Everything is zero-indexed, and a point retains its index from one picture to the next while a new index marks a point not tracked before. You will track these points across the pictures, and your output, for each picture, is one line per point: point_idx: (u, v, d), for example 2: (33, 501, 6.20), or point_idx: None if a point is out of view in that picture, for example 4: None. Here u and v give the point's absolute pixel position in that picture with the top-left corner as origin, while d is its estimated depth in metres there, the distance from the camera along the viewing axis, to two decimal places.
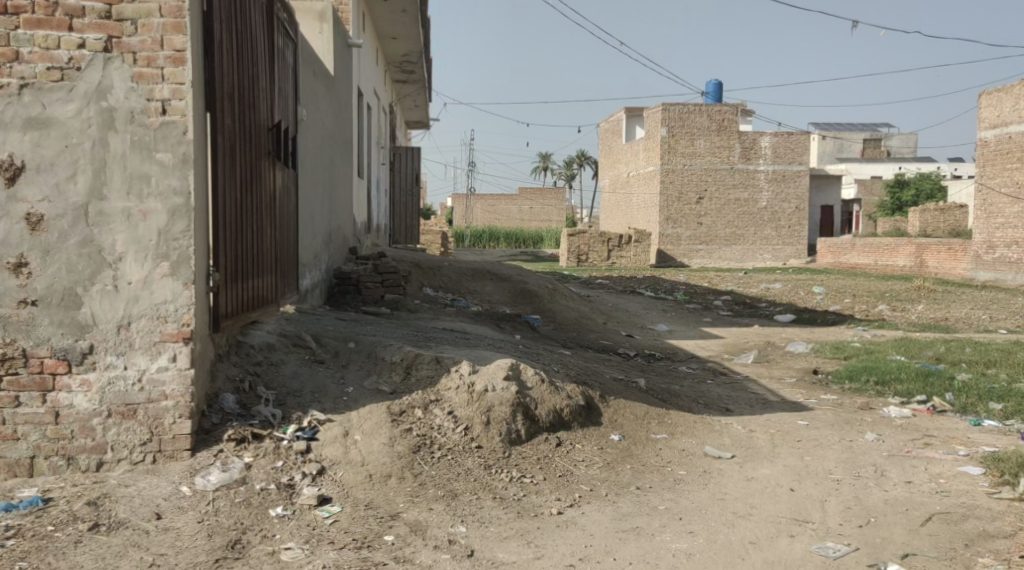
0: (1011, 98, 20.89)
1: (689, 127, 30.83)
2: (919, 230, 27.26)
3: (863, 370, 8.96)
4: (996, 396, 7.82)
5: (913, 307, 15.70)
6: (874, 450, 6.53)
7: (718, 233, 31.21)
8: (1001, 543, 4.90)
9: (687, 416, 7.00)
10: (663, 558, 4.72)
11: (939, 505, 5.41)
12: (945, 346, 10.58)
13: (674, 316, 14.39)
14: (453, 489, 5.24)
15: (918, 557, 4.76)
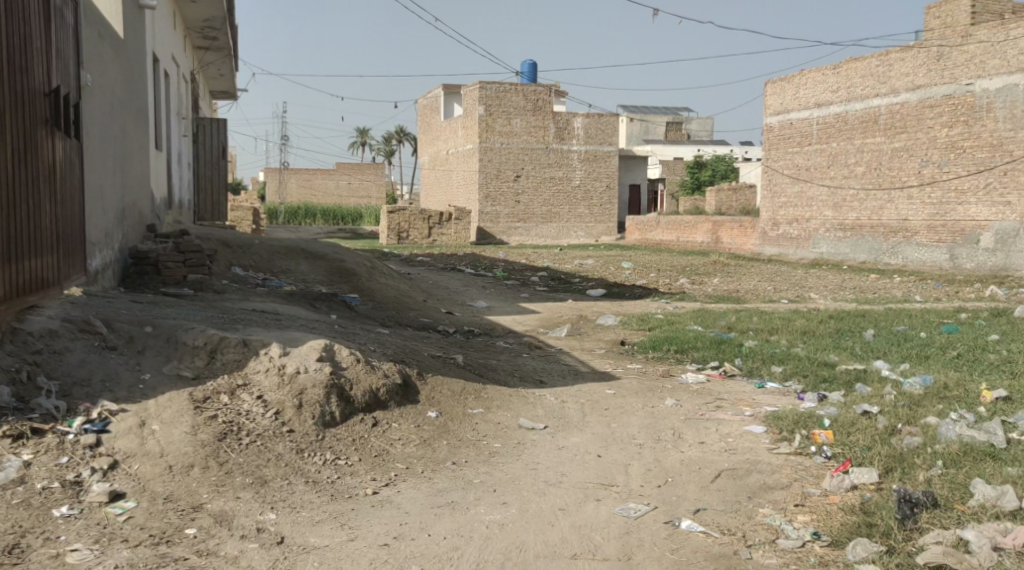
0: (791, 87, 22.44)
1: (505, 106, 31.17)
2: (716, 208, 28.91)
3: (664, 341, 9.44)
4: (777, 360, 8.47)
5: (710, 280, 16.66)
6: (673, 414, 6.90)
7: (534, 210, 31.87)
8: (779, 494, 5.32)
9: (503, 390, 7.14)
10: (476, 530, 4.79)
11: (727, 462, 5.81)
12: (735, 316, 11.30)
13: (492, 293, 14.57)
14: (262, 475, 5.09)
15: (707, 512, 5.08)
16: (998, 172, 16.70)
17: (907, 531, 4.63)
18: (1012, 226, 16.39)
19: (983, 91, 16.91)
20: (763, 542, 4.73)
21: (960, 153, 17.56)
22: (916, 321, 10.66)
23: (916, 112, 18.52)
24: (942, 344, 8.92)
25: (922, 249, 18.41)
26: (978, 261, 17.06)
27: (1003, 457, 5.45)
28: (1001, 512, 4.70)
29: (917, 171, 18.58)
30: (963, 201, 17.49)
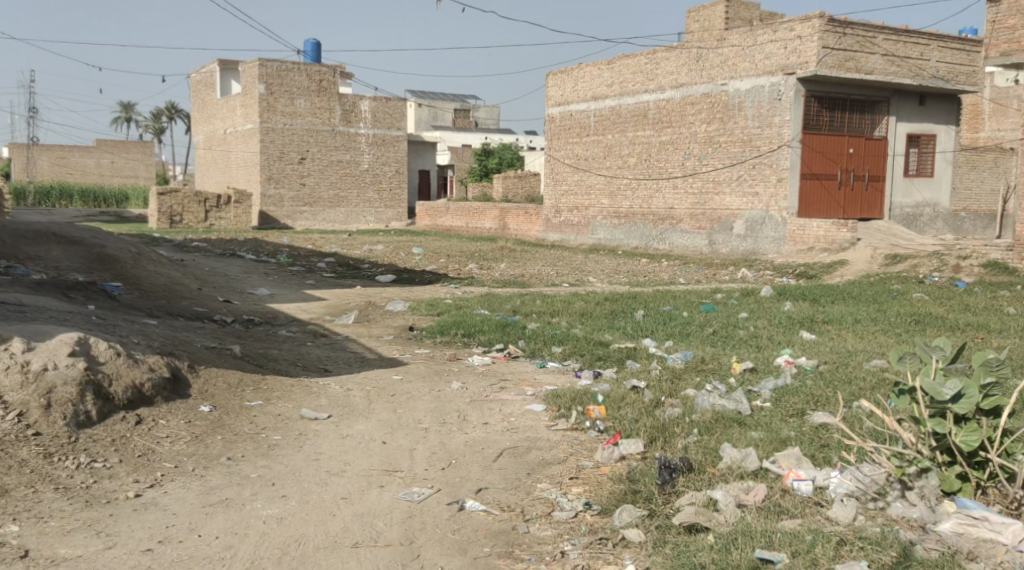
0: (571, 79, 23.26)
1: (288, 86, 30.07)
2: (502, 194, 29.48)
3: (451, 325, 9.51)
4: (558, 340, 8.76)
5: (497, 265, 16.98)
6: (458, 397, 6.96)
7: (321, 194, 31.09)
8: (555, 469, 5.49)
9: (283, 380, 6.91)
10: (252, 527, 4.60)
11: (509, 441, 5.93)
12: (521, 300, 11.59)
13: (275, 279, 14.06)
14: (3, 485, 4.63)
15: (489, 490, 5.15)
16: (748, 165, 18.12)
17: (667, 494, 4.94)
18: (759, 214, 17.89)
19: (736, 91, 18.26)
20: (540, 515, 4.84)
21: (717, 147, 18.87)
22: (680, 302, 11.40)
23: (679, 108, 19.71)
24: (702, 322, 9.59)
25: (685, 236, 19.74)
26: (734, 246, 18.50)
27: (749, 423, 5.96)
28: (744, 472, 5.13)
29: (681, 163, 19.79)
30: (720, 192, 18.80)
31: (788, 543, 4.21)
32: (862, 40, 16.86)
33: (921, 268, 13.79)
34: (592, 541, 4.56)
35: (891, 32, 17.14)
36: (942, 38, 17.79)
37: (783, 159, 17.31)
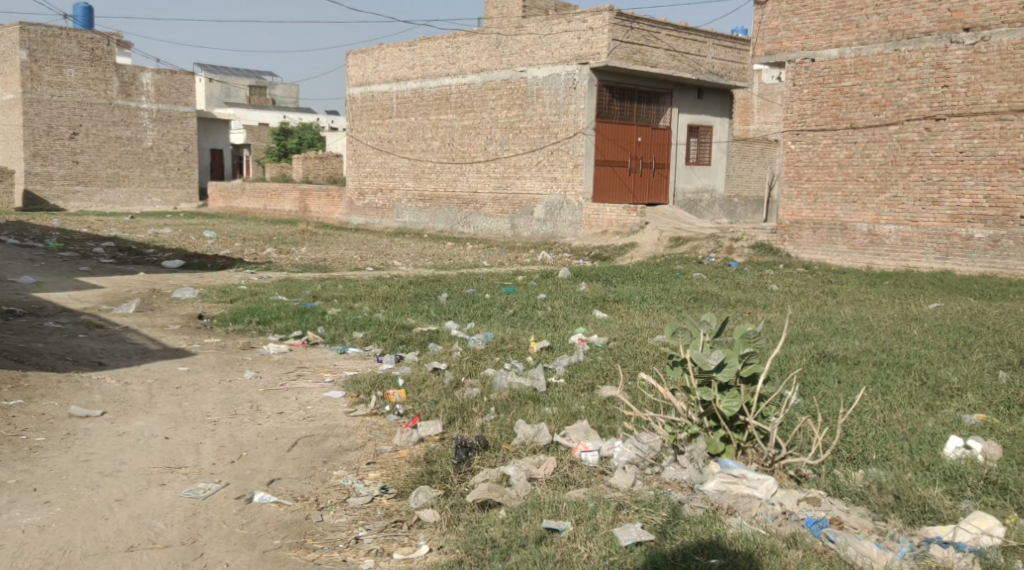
0: (371, 60, 22.95)
1: (55, 53, 27.68)
2: (301, 175, 28.69)
3: (245, 312, 9.16)
4: (359, 326, 8.65)
5: (295, 249, 16.52)
6: (251, 387, 6.72)
7: (98, 172, 28.98)
8: (352, 455, 5.42)
9: (50, 376, 6.41)
10: (8, 538, 4.25)
11: (304, 430, 5.79)
12: (321, 285, 11.34)
13: (44, 266, 12.96)
14: None
15: (281, 481, 5.01)
16: (547, 152, 18.56)
17: (462, 473, 5.02)
18: (558, 199, 18.42)
19: (534, 79, 18.66)
20: (334, 503, 4.76)
21: (517, 133, 19.21)
22: (482, 285, 11.56)
23: (480, 93, 19.91)
24: (502, 304, 9.78)
25: (489, 220, 20.00)
26: (534, 230, 18.96)
27: (543, 399, 6.16)
28: (537, 447, 5.30)
29: (483, 148, 20.00)
30: (521, 176, 19.19)
31: (573, 511, 4.40)
32: (647, 35, 17.74)
33: (701, 249, 14.76)
34: (387, 525, 4.52)
35: (672, 29, 18.18)
36: (716, 37, 19.08)
37: (579, 146, 17.88)
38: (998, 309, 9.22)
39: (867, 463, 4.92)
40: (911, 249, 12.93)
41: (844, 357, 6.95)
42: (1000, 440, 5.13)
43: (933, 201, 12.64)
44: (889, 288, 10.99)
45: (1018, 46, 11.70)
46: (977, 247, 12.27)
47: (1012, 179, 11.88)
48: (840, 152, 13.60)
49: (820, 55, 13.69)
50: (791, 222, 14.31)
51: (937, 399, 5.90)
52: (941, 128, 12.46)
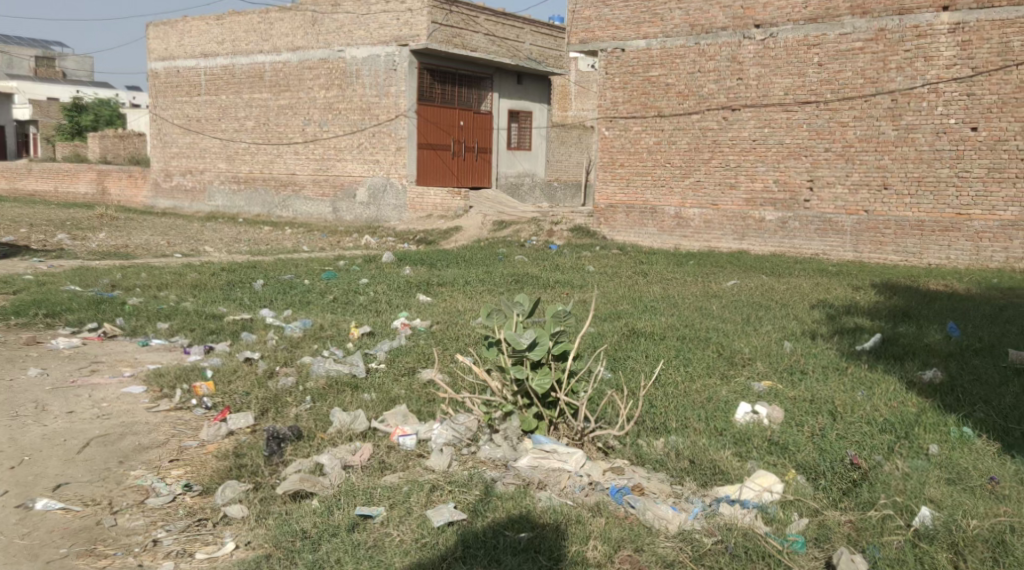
0: (176, 33, 21.73)
1: None
2: (99, 155, 26.88)
3: (31, 305, 8.47)
4: (163, 316, 8.20)
5: (93, 235, 15.45)
6: (37, 386, 6.23)
7: None
8: (153, 453, 5.14)
9: None
10: None
11: (98, 429, 5.43)
12: (121, 273, 10.65)
13: None
14: None
15: (70, 486, 4.67)
16: (368, 134, 18.26)
17: (273, 465, 4.87)
18: (381, 181, 18.19)
19: (353, 59, 18.30)
20: (130, 505, 4.49)
21: (337, 113, 18.79)
22: (300, 270, 11.24)
23: (296, 72, 19.31)
24: (321, 290, 9.55)
25: (309, 203, 19.49)
26: (357, 214, 18.64)
27: (360, 385, 6.07)
28: (353, 433, 5.22)
29: (300, 129, 19.43)
30: (341, 159, 18.81)
31: (385, 496, 4.37)
32: (466, 19, 17.78)
33: (522, 232, 15.02)
34: (190, 524, 4.32)
35: (491, 14, 18.32)
36: (534, 24, 19.40)
37: (401, 129, 17.71)
38: (786, 286, 9.94)
39: (668, 431, 5.18)
40: (712, 231, 13.71)
41: (651, 333, 7.27)
42: (784, 404, 5.54)
43: (731, 186, 13.44)
44: (694, 267, 11.61)
45: (801, 42, 12.58)
46: (769, 228, 13.17)
47: (798, 165, 12.80)
48: (649, 139, 14.17)
49: (630, 45, 14.19)
50: (606, 206, 14.78)
51: (731, 369, 6.30)
52: (737, 117, 13.25)
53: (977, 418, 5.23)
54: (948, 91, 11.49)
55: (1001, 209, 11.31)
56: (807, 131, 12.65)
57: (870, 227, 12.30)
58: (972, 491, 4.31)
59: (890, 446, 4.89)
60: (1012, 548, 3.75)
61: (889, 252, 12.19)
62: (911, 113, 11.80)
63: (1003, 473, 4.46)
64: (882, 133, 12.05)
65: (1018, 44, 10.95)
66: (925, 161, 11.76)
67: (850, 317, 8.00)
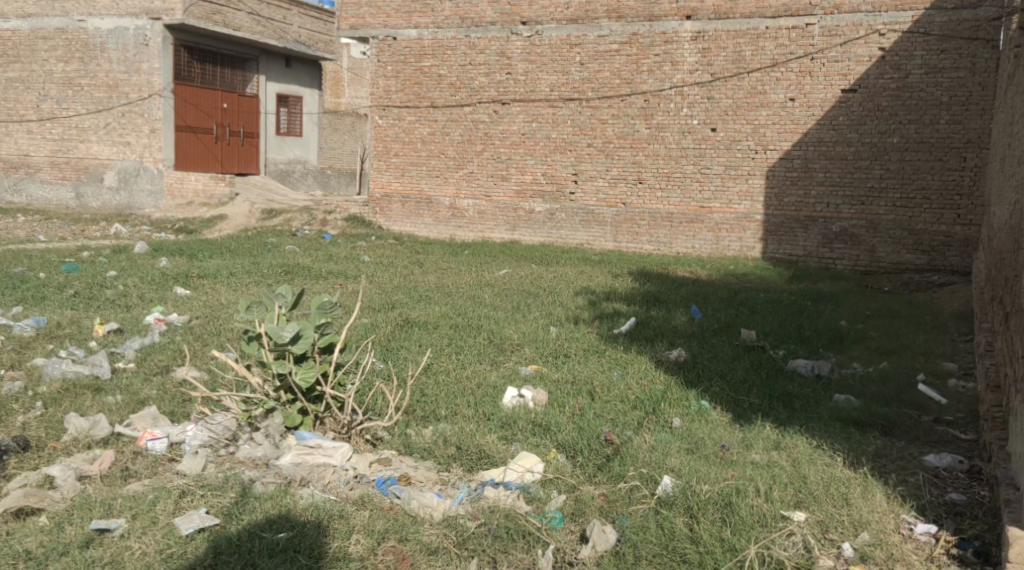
0: None
1: None
2: None
3: None
4: None
5: None
6: None
7: None
8: None
9: None
10: None
11: None
12: None
13: None
14: None
15: None
16: (117, 113, 16.90)
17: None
18: (132, 165, 16.93)
19: (96, 31, 16.80)
20: None
21: (78, 90, 17.20)
22: (36, 262, 10.21)
23: (28, 42, 17.36)
24: (60, 285, 8.73)
25: (45, 187, 17.73)
26: (105, 200, 17.24)
27: (105, 387, 5.62)
28: (93, 441, 4.81)
29: (35, 106, 17.56)
30: (85, 139, 17.28)
31: (129, 506, 4.06)
32: None
33: (293, 222, 14.62)
34: None
35: None
36: (303, 5, 18.84)
37: (155, 109, 16.60)
38: (554, 274, 10.28)
39: (437, 420, 5.19)
40: (485, 221, 13.97)
41: (424, 322, 7.28)
42: (547, 387, 5.73)
43: (502, 177, 13.74)
44: (467, 257, 11.76)
45: (564, 42, 13.04)
46: (538, 219, 13.60)
47: (563, 159, 13.30)
48: (422, 129, 14.19)
49: (401, 34, 14.08)
50: (381, 195, 14.63)
51: (500, 354, 6.42)
52: (506, 111, 13.55)
53: (714, 392, 5.66)
54: (692, 94, 12.36)
55: (736, 204, 12.35)
56: (571, 126, 13.17)
57: (628, 219, 13.02)
58: (708, 458, 4.64)
59: (639, 421, 5.17)
60: (738, 508, 4.07)
61: (644, 242, 12.99)
62: (661, 113, 12.58)
63: (732, 441, 4.85)
64: (636, 131, 12.77)
65: (749, 54, 11.95)
66: (673, 158, 12.60)
67: (610, 303, 8.41)
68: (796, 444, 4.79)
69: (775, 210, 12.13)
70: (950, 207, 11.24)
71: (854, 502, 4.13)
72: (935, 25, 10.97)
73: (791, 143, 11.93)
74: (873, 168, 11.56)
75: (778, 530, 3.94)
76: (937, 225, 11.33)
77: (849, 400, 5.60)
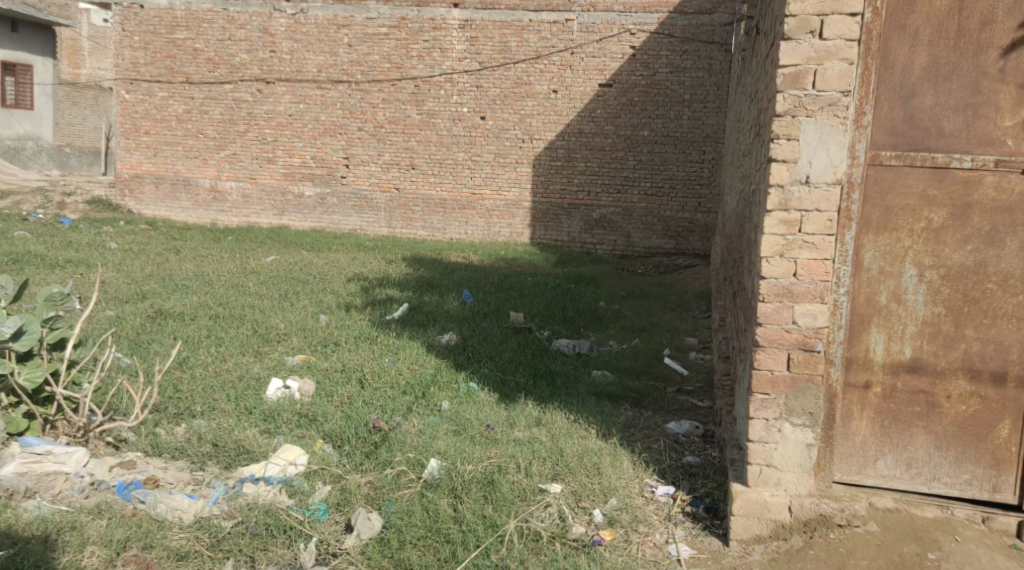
0: None
1: None
2: None
3: None
4: None
5: None
6: None
7: None
8: None
9: None
10: None
11: None
12: None
13: None
14: None
15: None
16: None
17: None
18: None
19: None
20: None
21: None
22: None
23: None
24: None
25: None
26: None
27: None
28: None
29: None
30: None
31: None
32: None
33: (26, 204, 13.39)
34: None
35: None
36: None
37: None
38: (324, 261, 10.05)
39: (192, 416, 4.93)
40: (251, 205, 13.44)
41: (180, 313, 6.88)
42: (315, 375, 5.59)
43: (268, 160, 13.27)
44: (230, 243, 11.25)
45: (330, 22, 12.70)
46: (308, 204, 13.26)
47: (333, 142, 13.03)
48: (177, 106, 13.40)
49: (149, 3, 13.16)
50: (130, 176, 13.74)
51: (264, 345, 6.19)
52: (271, 90, 13.06)
53: (482, 373, 5.77)
54: (461, 81, 12.48)
55: (506, 190, 12.66)
56: (340, 109, 12.91)
57: (401, 204, 12.99)
58: (472, 439, 4.71)
59: (408, 406, 5.17)
60: (499, 485, 4.16)
61: (417, 228, 13.01)
62: (431, 100, 12.62)
63: (497, 420, 4.96)
64: (407, 116, 12.75)
65: (514, 44, 12.22)
66: (445, 145, 12.70)
67: (382, 289, 8.34)
68: (556, 420, 4.98)
69: (542, 197, 12.56)
70: (693, 196, 12.13)
71: (605, 471, 4.35)
72: (677, 28, 11.75)
73: (554, 134, 12.39)
74: (627, 158, 12.26)
75: (536, 502, 4.07)
76: (682, 212, 12.19)
77: (605, 376, 5.91)
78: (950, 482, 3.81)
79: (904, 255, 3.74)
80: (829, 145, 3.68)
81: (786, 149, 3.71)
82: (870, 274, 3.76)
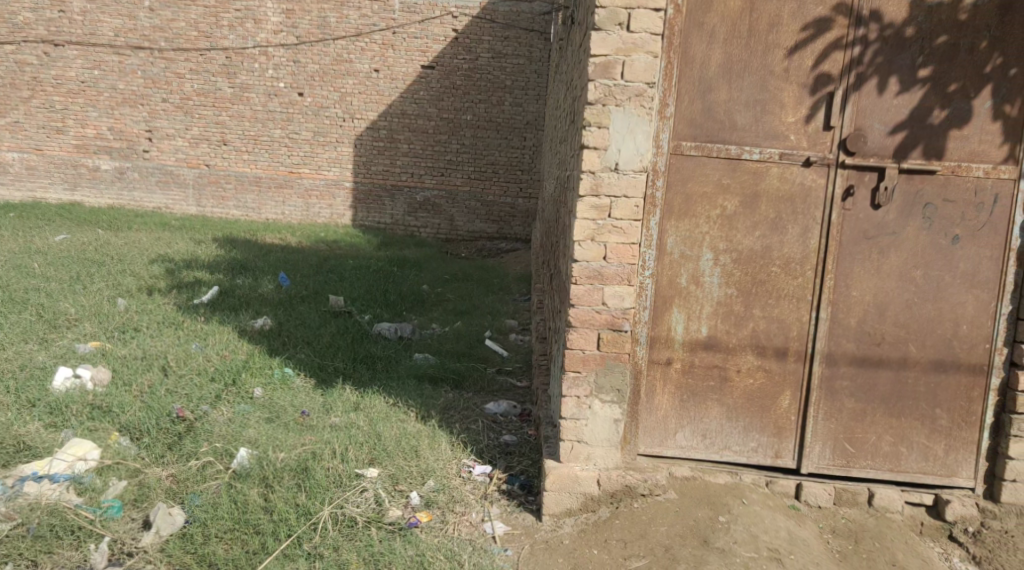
0: None
1: None
2: None
3: None
4: None
5: None
6: None
7: None
8: None
9: None
10: None
11: None
12: None
13: None
14: None
15: None
16: None
17: None
18: None
19: None
20: None
21: None
22: None
23: None
24: None
25: None
26: None
27: None
28: None
29: None
30: None
31: None
32: None
33: None
34: None
35: None
36: None
37: None
38: (123, 241, 9.48)
39: None
40: (38, 179, 12.46)
41: None
42: (113, 363, 5.27)
43: (57, 129, 12.35)
44: (14, 221, 10.38)
45: None
46: (104, 178, 12.46)
47: (133, 113, 12.31)
48: None
49: None
50: None
51: (52, 332, 5.78)
52: (59, 54, 12.12)
53: (299, 359, 5.65)
54: (276, 55, 12.08)
55: (325, 169, 12.42)
56: (141, 77, 12.20)
57: (210, 181, 12.45)
58: (287, 426, 4.62)
59: (218, 394, 4.99)
60: (313, 471, 4.11)
61: (229, 207, 12.51)
62: (243, 72, 12.14)
63: (313, 406, 4.89)
64: (217, 89, 12.22)
65: (333, 20, 11.94)
66: (259, 121, 12.28)
67: (189, 272, 7.97)
68: (374, 404, 4.96)
69: (363, 177, 12.40)
70: (514, 181, 12.39)
71: (422, 454, 4.38)
72: (499, 14, 11.89)
73: (376, 113, 12.23)
74: (450, 142, 12.32)
75: (351, 488, 4.06)
76: (504, 197, 12.42)
77: (427, 359, 5.95)
78: (739, 450, 4.11)
79: (702, 240, 3.99)
80: (635, 134, 3.85)
81: (597, 136, 3.84)
82: (671, 259, 3.99)
